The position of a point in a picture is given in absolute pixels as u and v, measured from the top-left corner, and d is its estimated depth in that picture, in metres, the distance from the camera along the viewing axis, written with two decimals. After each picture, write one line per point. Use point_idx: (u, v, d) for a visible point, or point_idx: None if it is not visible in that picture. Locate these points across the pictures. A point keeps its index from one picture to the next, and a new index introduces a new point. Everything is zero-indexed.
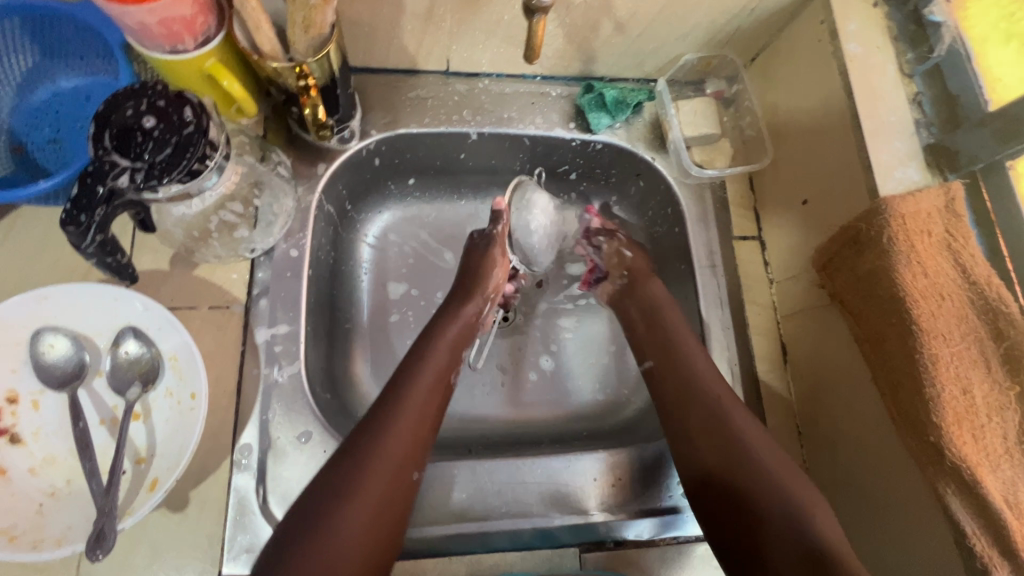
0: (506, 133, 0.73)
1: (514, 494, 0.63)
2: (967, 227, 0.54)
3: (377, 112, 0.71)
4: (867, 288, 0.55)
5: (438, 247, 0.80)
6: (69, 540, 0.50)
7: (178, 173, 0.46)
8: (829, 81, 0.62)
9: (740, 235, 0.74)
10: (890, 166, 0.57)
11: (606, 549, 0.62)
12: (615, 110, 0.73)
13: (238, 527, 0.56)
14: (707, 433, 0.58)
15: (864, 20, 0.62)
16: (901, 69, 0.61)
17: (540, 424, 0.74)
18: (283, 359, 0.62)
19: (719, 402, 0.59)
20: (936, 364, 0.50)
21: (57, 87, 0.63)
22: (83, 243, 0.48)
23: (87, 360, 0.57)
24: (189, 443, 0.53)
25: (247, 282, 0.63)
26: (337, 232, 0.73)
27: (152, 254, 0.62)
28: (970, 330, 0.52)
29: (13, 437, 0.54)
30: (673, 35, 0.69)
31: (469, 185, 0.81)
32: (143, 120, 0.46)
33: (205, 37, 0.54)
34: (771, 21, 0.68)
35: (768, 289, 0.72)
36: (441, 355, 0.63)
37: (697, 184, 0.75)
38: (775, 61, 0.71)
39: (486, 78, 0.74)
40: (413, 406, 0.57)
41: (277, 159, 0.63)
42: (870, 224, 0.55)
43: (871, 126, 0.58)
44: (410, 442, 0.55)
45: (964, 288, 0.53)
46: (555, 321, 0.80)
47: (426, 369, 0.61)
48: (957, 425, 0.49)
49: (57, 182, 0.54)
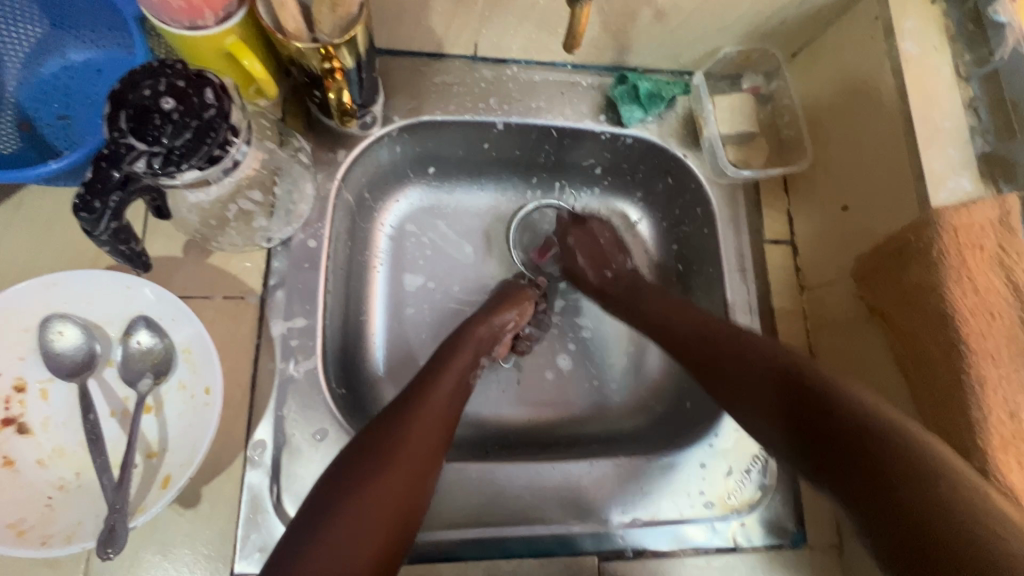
0: (535, 123, 0.70)
1: (532, 499, 0.61)
2: (1023, 242, 0.51)
3: (401, 97, 0.68)
4: (912, 304, 0.53)
5: (457, 239, 0.78)
6: (79, 537, 0.49)
7: (198, 159, 0.44)
8: (880, 82, 0.59)
9: (772, 239, 0.71)
10: (942, 175, 0.54)
11: (626, 558, 0.60)
12: (648, 104, 0.70)
13: (251, 525, 0.54)
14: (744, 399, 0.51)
15: (921, 18, 0.58)
16: (957, 72, 0.57)
17: (557, 425, 0.72)
18: (299, 354, 0.60)
19: (723, 334, 0.57)
20: (982, 386, 0.48)
21: (67, 60, 0.60)
22: (97, 230, 0.46)
23: (97, 350, 0.54)
24: (204, 440, 0.51)
25: (263, 272, 0.61)
26: (355, 222, 0.71)
27: (164, 240, 0.60)
28: (1021, 350, 0.49)
29: (22, 427, 0.52)
30: (714, 27, 0.66)
31: (491, 176, 0.78)
32: (161, 101, 0.43)
33: (227, 12, 0.50)
34: (818, 15, 0.65)
35: (798, 296, 0.70)
36: (466, 358, 0.62)
37: (730, 184, 0.72)
38: (819, 57, 0.68)
39: (515, 64, 0.71)
40: (431, 399, 0.56)
41: (297, 145, 0.60)
42: (920, 236, 0.52)
43: (924, 131, 0.55)
44: (428, 440, 0.52)
45: (1016, 307, 0.50)
46: (575, 319, 0.78)
47: (454, 368, 0.60)
48: (1003, 451, 0.47)
49: (67, 163, 0.51)
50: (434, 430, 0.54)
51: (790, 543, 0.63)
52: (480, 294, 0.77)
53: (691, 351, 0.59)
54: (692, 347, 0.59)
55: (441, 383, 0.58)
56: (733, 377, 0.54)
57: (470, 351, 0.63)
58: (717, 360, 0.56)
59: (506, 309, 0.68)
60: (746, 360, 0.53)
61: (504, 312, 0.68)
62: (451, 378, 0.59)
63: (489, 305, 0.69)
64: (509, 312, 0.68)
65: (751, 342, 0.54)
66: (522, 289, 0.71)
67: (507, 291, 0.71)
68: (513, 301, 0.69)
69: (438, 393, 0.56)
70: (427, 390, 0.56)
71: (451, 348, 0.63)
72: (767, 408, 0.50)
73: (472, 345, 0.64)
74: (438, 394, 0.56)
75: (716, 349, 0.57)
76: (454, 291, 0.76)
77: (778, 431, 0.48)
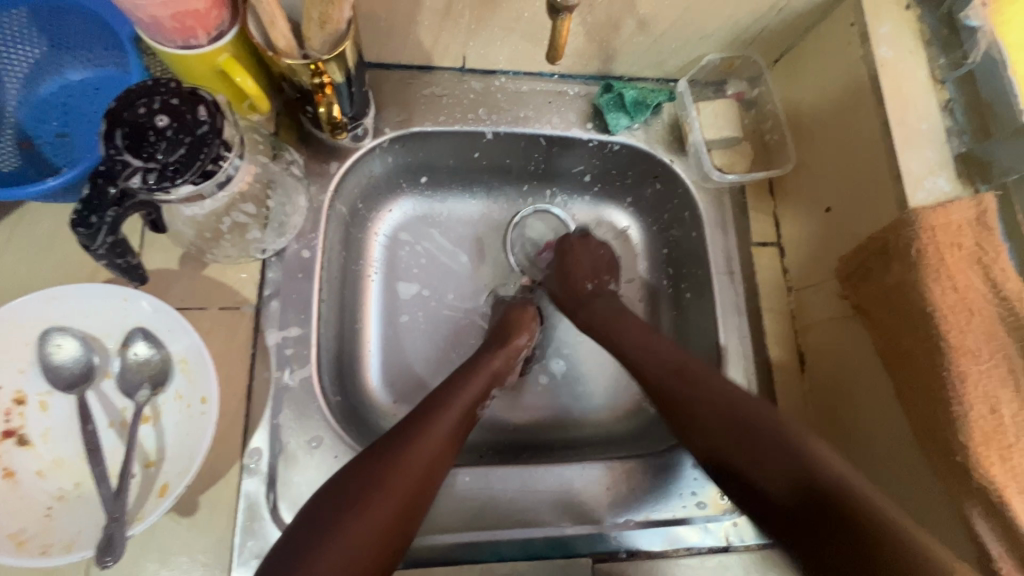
0: (522, 133, 0.72)
1: (526, 502, 0.62)
2: (998, 240, 0.52)
3: (391, 109, 0.69)
4: (894, 303, 0.54)
5: (452, 248, 0.79)
6: (78, 546, 0.49)
7: (192, 174, 0.45)
8: (858, 86, 0.61)
9: (759, 241, 0.73)
10: (920, 176, 0.56)
11: (620, 559, 0.60)
12: (634, 111, 0.71)
13: (248, 533, 0.55)
14: (723, 431, 0.55)
15: (896, 23, 0.60)
16: (933, 75, 0.59)
17: (550, 429, 0.73)
18: (294, 363, 0.61)
19: (710, 377, 0.58)
20: (964, 382, 0.49)
21: (65, 79, 0.62)
22: (94, 244, 0.47)
23: (96, 361, 0.56)
24: (200, 448, 0.52)
25: (258, 283, 0.62)
26: (348, 232, 0.72)
27: (161, 252, 0.61)
28: (1000, 347, 0.51)
29: (21, 438, 0.53)
30: (696, 35, 0.68)
31: (482, 184, 0.79)
32: (156, 119, 0.45)
33: (219, 32, 0.51)
34: (797, 22, 0.67)
35: (786, 297, 0.71)
36: (478, 388, 0.62)
37: (716, 188, 0.73)
38: (799, 63, 0.70)
39: (503, 75, 0.72)
40: (434, 426, 0.55)
41: (289, 158, 0.62)
42: (899, 235, 0.53)
43: (901, 133, 0.57)
44: (420, 468, 0.52)
45: (993, 303, 0.51)
46: (567, 325, 0.79)
47: (461, 398, 0.59)
48: (985, 446, 0.48)
49: (65, 180, 0.52)
50: (435, 455, 0.54)
51: None
52: (474, 302, 0.78)
53: (676, 387, 0.60)
54: (682, 392, 0.59)
55: (445, 412, 0.57)
56: (723, 426, 0.55)
57: (481, 381, 0.62)
58: (701, 404, 0.57)
59: (514, 337, 0.68)
60: (737, 404, 0.55)
61: (515, 337, 0.68)
62: (458, 407, 0.58)
63: (498, 333, 0.69)
64: (521, 337, 0.69)
65: (733, 392, 0.57)
66: (523, 308, 0.72)
67: (508, 315, 0.71)
68: (522, 325, 0.70)
69: (445, 420, 0.56)
70: (437, 409, 0.57)
71: (462, 377, 0.62)
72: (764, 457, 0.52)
73: (486, 376, 0.63)
74: (445, 422, 0.56)
75: (702, 387, 0.58)
76: (448, 300, 0.77)
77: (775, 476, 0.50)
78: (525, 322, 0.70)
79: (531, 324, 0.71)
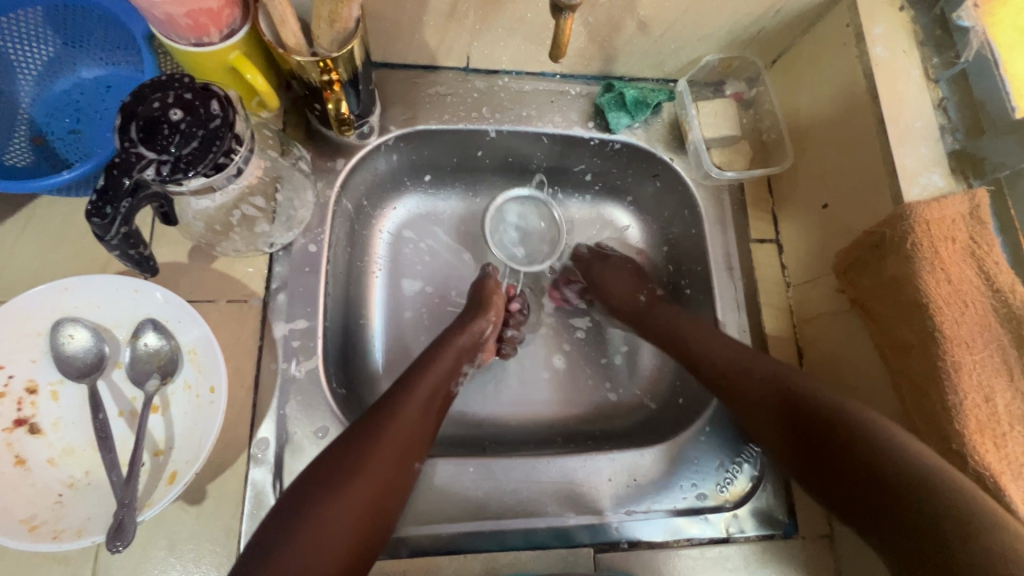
0: (525, 131, 0.73)
1: (529, 493, 0.63)
2: (991, 235, 0.53)
3: (397, 107, 0.71)
4: (890, 295, 0.55)
5: (455, 247, 0.80)
6: (89, 531, 0.50)
7: (204, 167, 0.46)
8: (854, 84, 0.62)
9: (758, 238, 0.74)
10: (914, 172, 0.57)
11: (621, 549, 0.61)
12: (634, 110, 0.72)
13: (254, 521, 0.56)
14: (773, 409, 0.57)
15: (891, 24, 0.61)
16: (926, 74, 0.60)
17: (551, 421, 0.74)
18: (300, 355, 0.62)
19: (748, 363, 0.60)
20: (957, 372, 0.50)
21: (78, 77, 0.63)
22: (108, 234, 0.48)
23: (106, 352, 0.57)
24: (209, 436, 0.53)
25: (265, 276, 0.63)
26: (353, 228, 0.73)
27: (170, 245, 0.62)
28: (994, 339, 0.52)
29: (32, 427, 0.54)
30: (695, 36, 0.69)
31: (486, 183, 0.81)
32: (170, 112, 0.46)
33: (230, 29, 0.53)
34: (794, 23, 0.68)
35: (784, 292, 0.72)
36: (445, 364, 0.63)
37: (716, 185, 0.74)
38: (797, 63, 0.71)
39: (506, 75, 0.74)
40: (409, 406, 0.56)
41: (298, 154, 0.63)
42: (894, 229, 0.54)
43: (896, 130, 0.58)
44: (399, 450, 0.53)
45: (986, 296, 0.52)
46: (568, 321, 0.80)
47: (430, 376, 0.60)
48: (979, 434, 0.49)
49: (79, 173, 0.53)
50: (411, 435, 0.55)
51: (782, 534, 0.64)
52: None
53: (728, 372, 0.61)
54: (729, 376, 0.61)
55: (416, 390, 0.58)
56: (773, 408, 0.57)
57: (449, 358, 0.63)
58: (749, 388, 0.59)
59: (483, 315, 0.69)
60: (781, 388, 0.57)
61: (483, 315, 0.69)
62: (427, 385, 0.59)
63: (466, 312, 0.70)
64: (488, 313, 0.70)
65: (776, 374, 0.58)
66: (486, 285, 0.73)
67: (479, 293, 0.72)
68: (487, 302, 0.71)
69: (416, 398, 0.57)
70: (413, 389, 0.58)
71: (431, 355, 0.63)
72: (808, 438, 0.54)
73: (453, 353, 0.64)
74: (415, 401, 0.57)
75: (745, 372, 0.60)
76: (452, 297, 0.78)
77: (818, 454, 0.53)
78: (490, 299, 0.72)
79: (496, 301, 0.72)
